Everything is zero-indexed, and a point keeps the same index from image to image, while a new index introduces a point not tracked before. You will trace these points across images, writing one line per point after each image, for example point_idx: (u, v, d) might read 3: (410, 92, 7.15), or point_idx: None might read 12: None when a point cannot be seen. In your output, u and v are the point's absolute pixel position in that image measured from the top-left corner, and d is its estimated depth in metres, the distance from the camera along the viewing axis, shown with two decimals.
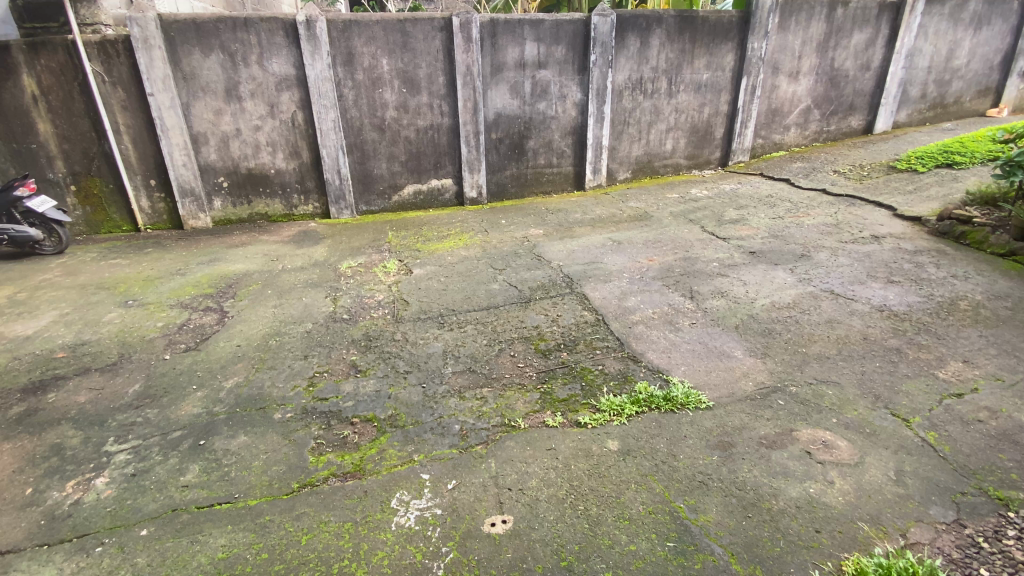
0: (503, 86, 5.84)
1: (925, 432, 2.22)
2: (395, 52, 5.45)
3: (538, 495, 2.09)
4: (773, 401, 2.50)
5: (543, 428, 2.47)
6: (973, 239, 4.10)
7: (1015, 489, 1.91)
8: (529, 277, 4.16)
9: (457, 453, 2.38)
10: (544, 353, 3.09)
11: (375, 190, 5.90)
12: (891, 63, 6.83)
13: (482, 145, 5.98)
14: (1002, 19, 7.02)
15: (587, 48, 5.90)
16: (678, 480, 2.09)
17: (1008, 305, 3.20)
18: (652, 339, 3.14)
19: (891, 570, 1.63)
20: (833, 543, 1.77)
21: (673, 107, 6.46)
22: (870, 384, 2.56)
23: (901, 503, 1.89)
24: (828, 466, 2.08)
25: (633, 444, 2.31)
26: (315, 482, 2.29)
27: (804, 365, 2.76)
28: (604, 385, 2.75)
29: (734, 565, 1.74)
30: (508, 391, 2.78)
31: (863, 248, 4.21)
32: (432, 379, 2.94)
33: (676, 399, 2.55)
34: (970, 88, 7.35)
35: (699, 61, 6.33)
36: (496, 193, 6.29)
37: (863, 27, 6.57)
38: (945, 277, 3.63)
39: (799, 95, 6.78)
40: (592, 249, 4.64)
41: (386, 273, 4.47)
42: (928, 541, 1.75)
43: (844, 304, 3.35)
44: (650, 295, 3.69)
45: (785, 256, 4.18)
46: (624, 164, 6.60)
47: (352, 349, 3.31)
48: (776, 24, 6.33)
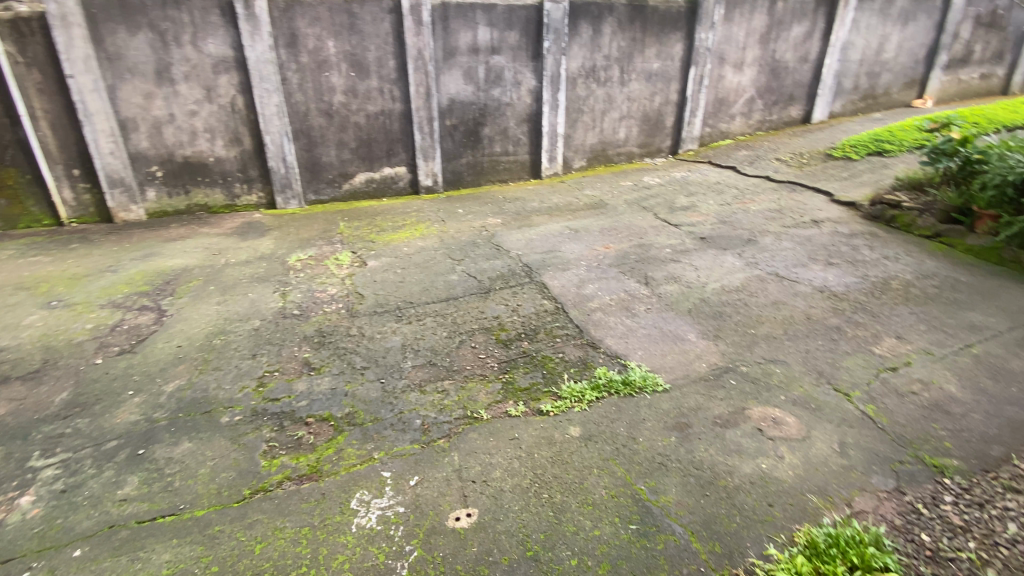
0: (457, 71, 5.72)
1: (864, 405, 2.36)
2: (342, 34, 5.22)
3: (503, 485, 2.08)
4: (726, 381, 2.59)
5: (506, 418, 2.46)
6: (902, 222, 4.38)
7: (949, 457, 2.06)
8: (487, 267, 4.11)
9: (419, 447, 2.33)
10: (505, 343, 3.08)
11: (324, 178, 5.67)
12: (828, 55, 7.15)
13: (436, 132, 5.85)
14: (927, 15, 7.46)
15: (541, 35, 5.86)
16: (638, 462, 2.13)
17: (935, 284, 3.43)
18: (610, 325, 3.18)
19: (839, 539, 1.70)
20: (786, 516, 1.84)
21: (625, 96, 6.53)
22: (813, 361, 2.69)
23: (846, 473, 2.00)
24: (777, 442, 2.17)
25: (594, 429, 2.33)
26: (268, 487, 2.19)
27: (753, 346, 2.87)
28: (564, 371, 2.76)
29: (694, 544, 1.78)
30: (470, 382, 2.75)
31: (805, 232, 4.41)
32: (391, 374, 2.87)
33: (634, 383, 2.60)
34: (899, 81, 7.79)
35: (650, 51, 6.42)
36: (452, 181, 6.18)
37: (801, 20, 6.85)
38: (878, 258, 3.86)
39: (743, 85, 7.01)
40: (550, 237, 4.65)
41: (338, 265, 4.31)
42: (872, 509, 1.86)
43: (788, 286, 3.50)
44: (607, 282, 3.73)
45: (733, 242, 4.32)
46: (579, 152, 6.63)
47: (304, 346, 3.18)
48: (722, 16, 6.49)
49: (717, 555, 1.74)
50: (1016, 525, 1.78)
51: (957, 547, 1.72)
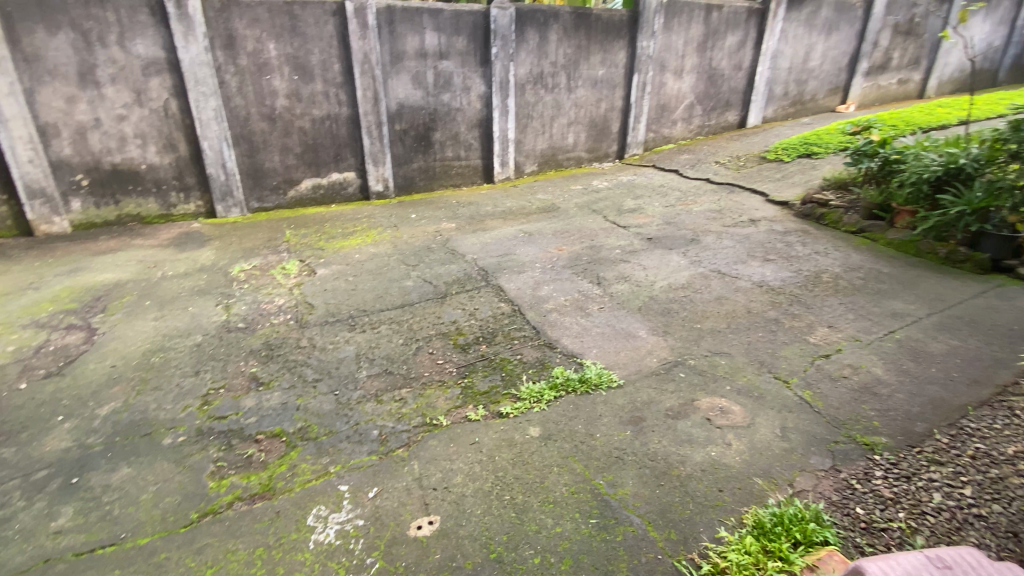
0: (405, 75, 5.67)
1: (802, 391, 2.52)
2: (283, 36, 5.07)
3: (464, 491, 2.08)
4: (675, 374, 2.70)
5: (465, 423, 2.46)
6: (831, 220, 4.69)
7: (878, 435, 2.20)
8: (443, 272, 4.09)
9: (377, 459, 2.29)
10: (463, 347, 3.07)
11: (268, 185, 5.46)
12: (760, 63, 7.59)
13: (386, 137, 5.76)
14: (848, 25, 8.03)
15: (488, 40, 5.91)
16: (596, 458, 2.18)
17: (860, 276, 3.70)
18: (565, 324, 3.25)
19: (783, 517, 1.79)
20: (734, 500, 1.94)
21: (573, 101, 6.68)
22: (755, 351, 2.85)
23: (787, 456, 2.12)
24: (725, 430, 2.28)
25: (553, 428, 2.37)
26: (218, 509, 2.09)
27: (699, 340, 3.00)
28: (523, 373, 2.79)
29: (651, 533, 1.84)
30: (428, 390, 2.72)
31: (743, 231, 4.66)
32: (346, 385, 2.80)
33: (590, 380, 2.66)
34: (824, 87, 8.35)
35: (595, 58, 6.59)
36: (403, 187, 6.12)
37: (735, 30, 7.24)
38: (810, 253, 4.13)
39: (683, 92, 7.32)
40: (505, 240, 4.68)
41: (286, 275, 4.17)
42: (811, 487, 1.97)
43: (730, 282, 3.69)
44: (562, 283, 3.80)
45: (677, 241, 4.51)
46: (530, 156, 6.72)
47: (251, 360, 3.05)
48: (662, 25, 6.76)
49: (672, 542, 1.79)
50: (941, 494, 1.87)
51: (889, 518, 1.81)
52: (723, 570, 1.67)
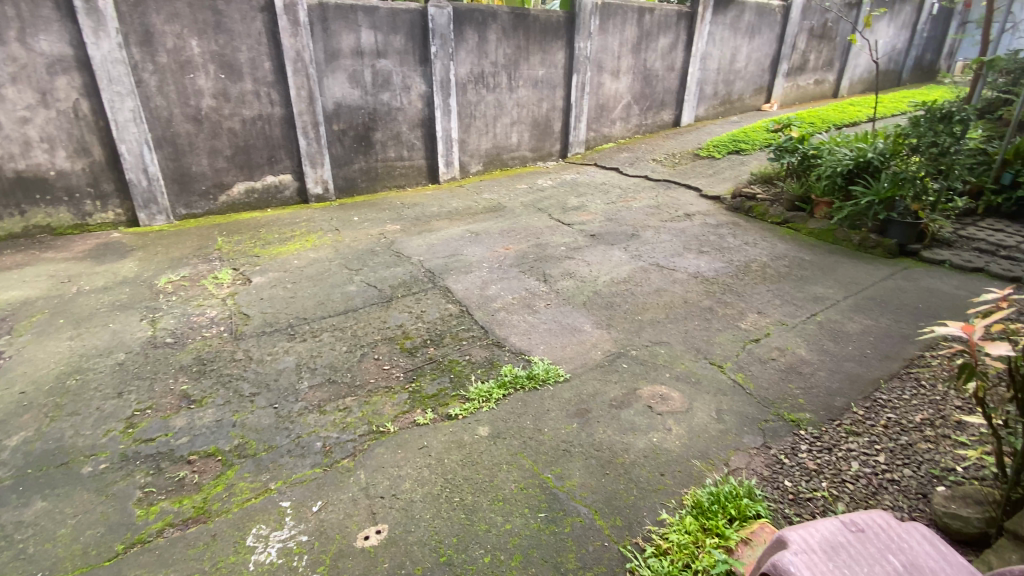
0: (341, 74, 5.50)
1: (735, 374, 2.65)
2: (206, 33, 4.79)
3: (413, 496, 2.04)
4: (618, 365, 2.78)
5: (414, 427, 2.41)
6: (758, 212, 4.96)
7: (802, 411, 2.35)
8: (388, 275, 4.01)
9: (321, 471, 2.21)
10: (410, 351, 3.02)
11: (196, 190, 5.15)
12: (690, 65, 7.93)
13: (324, 137, 5.58)
14: (769, 29, 8.52)
15: (427, 39, 5.83)
16: (544, 452, 2.20)
17: (785, 264, 3.95)
18: (513, 323, 3.26)
19: (719, 496, 1.88)
20: (675, 482, 2.01)
21: (515, 101, 6.72)
22: (692, 339, 2.97)
23: (723, 437, 2.22)
24: (665, 416, 2.36)
25: (502, 427, 2.37)
26: (146, 538, 1.94)
27: (640, 331, 3.10)
28: (471, 373, 2.77)
29: (598, 521, 1.87)
30: (374, 397, 2.65)
31: (679, 225, 4.86)
32: (285, 398, 2.68)
33: (538, 375, 2.69)
34: (750, 87, 8.84)
35: (535, 58, 6.66)
36: (344, 189, 5.94)
37: (666, 32, 7.52)
38: (740, 244, 4.36)
39: (620, 92, 7.53)
40: (451, 241, 4.64)
41: (218, 284, 3.95)
42: (745, 465, 2.07)
43: (668, 274, 3.84)
44: (509, 282, 3.82)
45: (619, 237, 4.63)
46: (475, 156, 6.71)
47: (181, 377, 2.86)
48: (598, 26, 6.92)
49: (618, 528, 1.83)
50: (858, 462, 2.02)
51: (813, 488, 1.93)
52: (666, 552, 1.72)
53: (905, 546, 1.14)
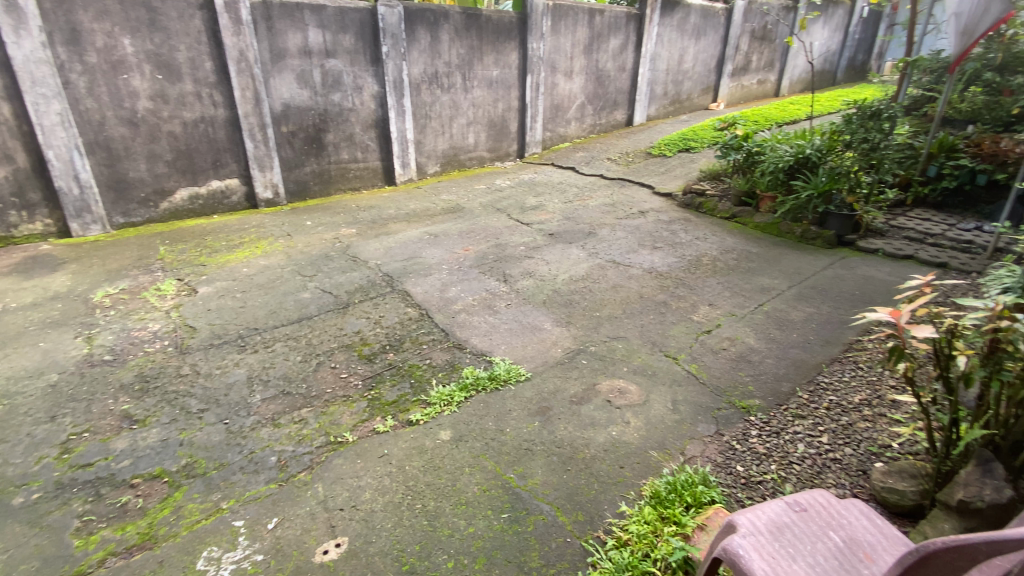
0: (288, 74, 5.33)
1: (689, 365, 2.73)
2: (141, 31, 4.54)
3: (374, 506, 1.98)
4: (578, 361, 2.81)
5: (374, 436, 2.36)
6: (707, 207, 5.14)
7: (752, 398, 2.45)
8: (344, 281, 3.91)
9: (276, 487, 2.13)
10: (369, 358, 2.95)
11: (135, 197, 4.87)
12: (641, 65, 8.12)
13: (272, 139, 5.39)
14: (714, 31, 8.83)
15: (377, 39, 5.73)
16: (506, 452, 2.19)
17: (734, 257, 4.10)
18: (474, 324, 3.24)
19: (676, 484, 1.92)
20: (634, 474, 2.04)
21: (470, 101, 6.69)
22: (648, 333, 3.04)
23: (679, 427, 2.29)
24: (624, 409, 2.41)
25: (464, 429, 2.35)
26: (86, 570, 1.82)
27: (599, 327, 3.15)
28: (432, 377, 2.74)
29: (560, 517, 1.88)
30: (331, 406, 2.58)
31: (634, 222, 4.97)
32: (236, 412, 2.57)
33: (499, 376, 2.69)
34: (698, 87, 9.13)
35: (489, 58, 6.66)
36: (296, 193, 5.76)
37: (617, 33, 7.66)
38: (692, 239, 4.50)
39: (574, 92, 7.62)
40: (409, 244, 4.57)
41: (161, 296, 3.74)
42: (700, 453, 2.14)
43: (624, 270, 3.92)
44: (469, 283, 3.79)
45: (576, 235, 4.69)
46: (432, 157, 6.64)
47: (121, 397, 2.70)
48: (550, 27, 6.98)
49: (580, 523, 1.84)
50: (804, 444, 2.12)
51: (763, 471, 2.00)
52: (626, 543, 1.74)
53: (845, 523, 1.19)
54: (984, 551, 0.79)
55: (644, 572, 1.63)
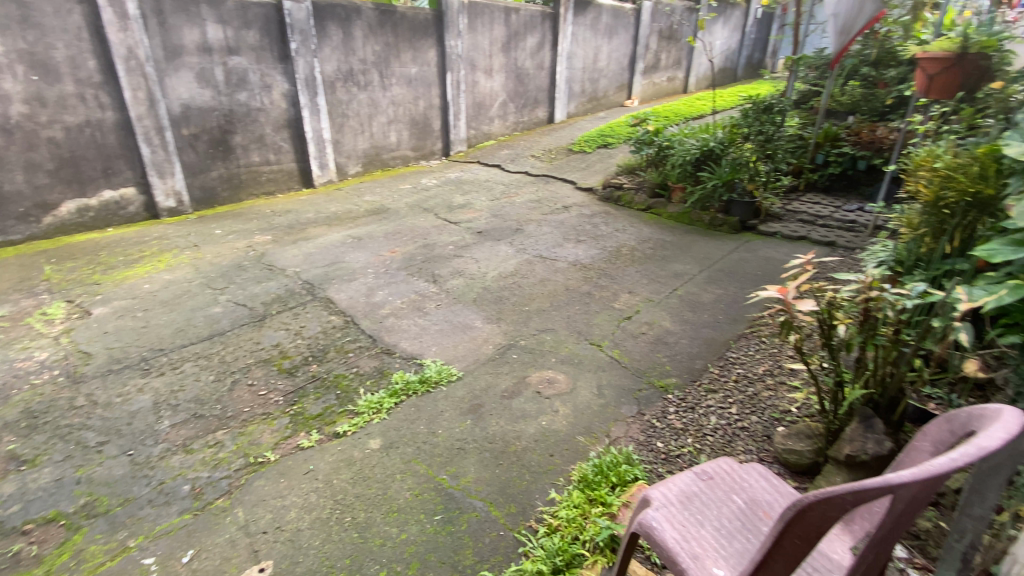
0: (186, 73, 4.94)
1: (612, 351, 2.85)
2: (9, 27, 4.02)
3: (300, 525, 1.90)
4: (508, 356, 2.84)
5: (298, 452, 2.25)
6: (626, 200, 5.36)
7: (669, 377, 2.59)
8: (260, 291, 3.69)
9: (190, 517, 1.98)
10: (290, 372, 2.81)
11: (12, 213, 4.32)
12: (559, 64, 8.29)
13: (172, 143, 4.98)
14: (626, 30, 9.18)
15: (284, 35, 5.46)
16: (438, 454, 2.17)
17: (650, 246, 4.32)
18: (403, 328, 3.17)
19: (602, 466, 1.99)
20: (564, 461, 2.10)
21: (389, 99, 6.54)
22: (574, 323, 3.13)
23: (604, 411, 2.38)
24: (553, 399, 2.47)
25: (395, 436, 2.30)
26: None
27: (528, 321, 3.20)
28: (360, 386, 2.65)
29: (493, 512, 1.89)
30: (250, 426, 2.44)
31: (558, 217, 5.08)
32: (143, 442, 2.36)
33: (430, 379, 2.65)
34: (613, 84, 9.48)
35: (406, 55, 6.52)
36: (202, 200, 5.36)
37: (533, 32, 7.77)
38: (613, 231, 4.68)
39: (495, 90, 7.65)
40: (330, 249, 4.39)
41: (47, 321, 3.35)
42: (624, 434, 2.23)
43: (550, 264, 4.00)
44: (397, 286, 3.71)
45: (504, 232, 4.72)
46: (352, 157, 6.41)
47: (4, 437, 2.40)
48: (466, 25, 6.95)
49: (512, 515, 1.87)
50: (716, 416, 2.27)
51: (681, 445, 2.13)
52: (556, 529, 1.78)
53: (745, 486, 1.29)
54: (849, 500, 0.75)
55: (574, 554, 1.67)
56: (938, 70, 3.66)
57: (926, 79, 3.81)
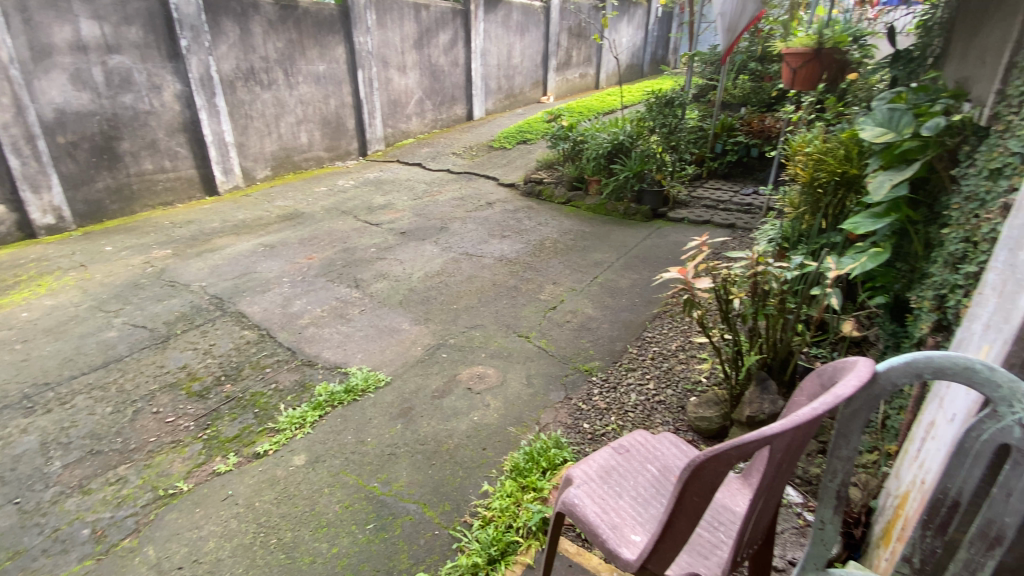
0: (58, 74, 4.43)
1: (540, 341, 2.91)
2: None
3: (220, 554, 1.78)
4: (437, 356, 2.82)
5: (214, 478, 2.10)
6: (546, 194, 5.48)
7: (593, 360, 2.70)
8: (162, 310, 3.40)
9: (92, 563, 1.79)
10: (200, 395, 2.60)
11: None
12: (473, 61, 8.25)
13: (46, 153, 4.44)
14: (537, 28, 9.33)
15: (173, 31, 5.03)
16: (368, 462, 2.12)
17: (572, 237, 4.45)
18: (325, 337, 3.05)
19: (533, 454, 2.03)
20: (496, 453, 2.13)
21: (296, 99, 6.22)
22: (502, 317, 3.17)
23: (534, 399, 2.44)
24: (484, 394, 2.49)
25: (320, 449, 2.21)
26: None
27: (456, 319, 3.19)
28: (280, 402, 2.52)
29: (427, 513, 1.88)
30: (157, 457, 2.24)
31: (482, 213, 5.10)
32: (30, 488, 2.10)
33: (356, 387, 2.57)
34: (529, 80, 9.60)
35: (311, 52, 6.24)
36: (88, 214, 4.84)
37: (445, 29, 7.68)
38: (536, 224, 4.77)
39: (410, 87, 7.48)
40: (239, 259, 4.12)
41: None
42: (552, 419, 2.30)
43: (476, 261, 4.01)
44: (316, 294, 3.55)
45: (428, 231, 4.66)
46: (259, 161, 6.05)
47: None
48: (374, 21, 6.76)
49: (447, 513, 1.86)
50: (636, 393, 2.39)
51: (605, 424, 2.22)
52: (490, 520, 1.80)
53: (659, 455, 1.38)
54: (733, 455, 0.82)
55: (509, 543, 1.70)
56: (802, 64, 4.04)
57: (791, 72, 4.20)
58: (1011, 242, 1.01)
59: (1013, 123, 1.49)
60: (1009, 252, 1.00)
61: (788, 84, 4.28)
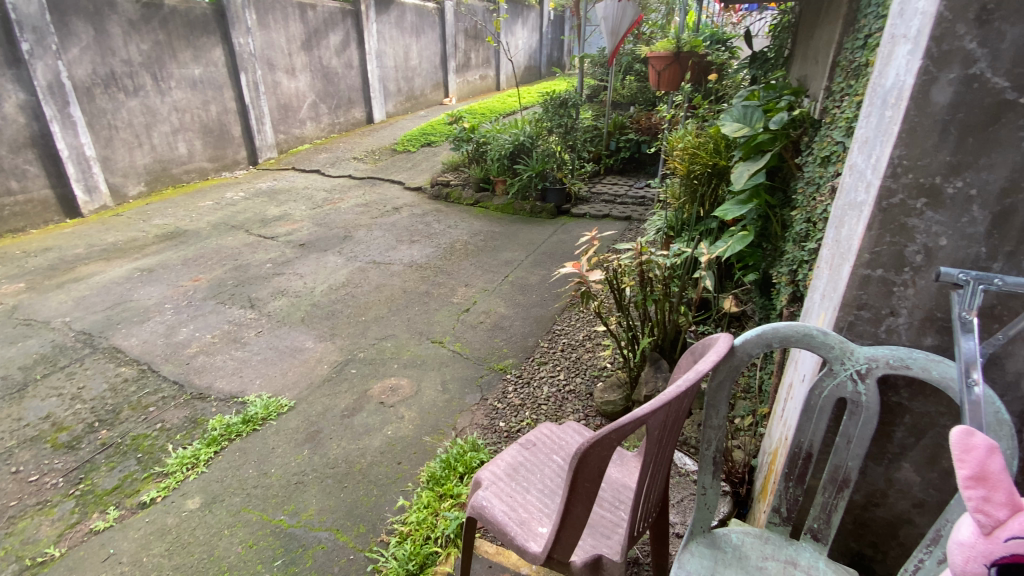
0: None
1: (454, 345, 2.90)
2: None
3: None
4: (347, 372, 2.71)
5: (92, 538, 1.86)
6: (454, 196, 5.46)
7: (507, 358, 2.74)
8: (16, 354, 2.95)
9: None
10: (69, 446, 2.29)
11: None
12: (367, 63, 7.99)
13: None
14: (432, 29, 9.23)
15: (10, 33, 4.34)
16: (273, 495, 1.99)
17: (481, 238, 4.48)
18: (218, 365, 2.81)
19: (448, 461, 2.01)
20: (412, 465, 2.08)
21: (169, 106, 5.68)
22: (414, 325, 3.12)
23: (449, 405, 2.42)
24: (398, 405, 2.44)
25: (218, 488, 2.03)
26: None
27: (365, 332, 3.08)
28: (169, 443, 2.28)
29: (340, 539, 1.80)
30: (19, 523, 1.94)
31: (389, 219, 4.97)
32: None
33: (256, 416, 2.39)
34: (429, 82, 9.48)
35: (184, 55, 5.71)
36: None
37: (335, 29, 7.36)
38: (444, 228, 4.74)
39: (302, 91, 7.09)
40: (111, 287, 3.67)
41: None
42: (469, 423, 2.29)
43: (384, 269, 3.90)
44: (205, 319, 3.27)
45: (330, 242, 4.46)
46: (130, 175, 5.44)
47: None
48: (254, 21, 6.33)
49: (362, 536, 1.80)
50: (548, 387, 2.45)
51: (521, 420, 2.26)
52: (407, 535, 1.76)
53: (564, 444, 1.43)
54: (614, 438, 0.87)
55: (427, 555, 1.68)
56: (664, 66, 4.41)
57: (657, 73, 4.56)
58: (835, 220, 1.14)
59: (837, 116, 1.71)
60: (835, 230, 1.14)
61: (656, 85, 4.59)
